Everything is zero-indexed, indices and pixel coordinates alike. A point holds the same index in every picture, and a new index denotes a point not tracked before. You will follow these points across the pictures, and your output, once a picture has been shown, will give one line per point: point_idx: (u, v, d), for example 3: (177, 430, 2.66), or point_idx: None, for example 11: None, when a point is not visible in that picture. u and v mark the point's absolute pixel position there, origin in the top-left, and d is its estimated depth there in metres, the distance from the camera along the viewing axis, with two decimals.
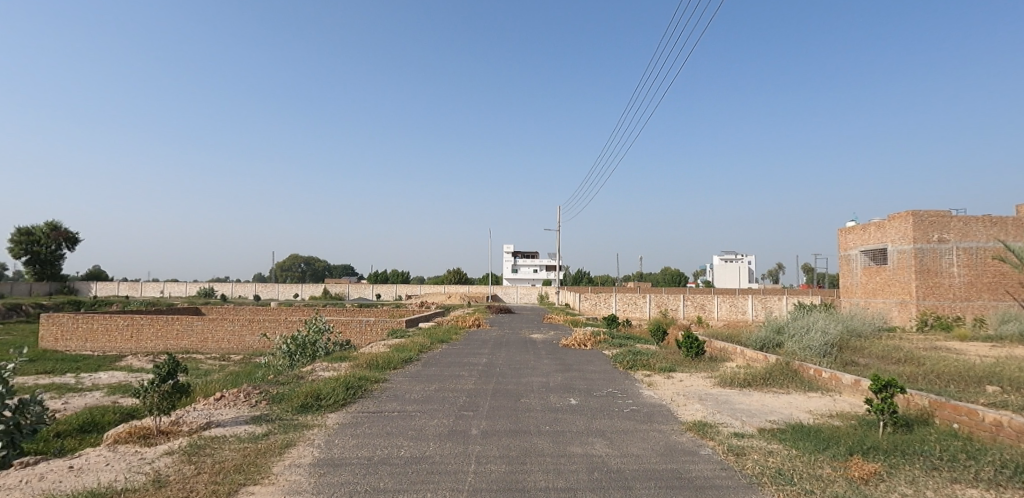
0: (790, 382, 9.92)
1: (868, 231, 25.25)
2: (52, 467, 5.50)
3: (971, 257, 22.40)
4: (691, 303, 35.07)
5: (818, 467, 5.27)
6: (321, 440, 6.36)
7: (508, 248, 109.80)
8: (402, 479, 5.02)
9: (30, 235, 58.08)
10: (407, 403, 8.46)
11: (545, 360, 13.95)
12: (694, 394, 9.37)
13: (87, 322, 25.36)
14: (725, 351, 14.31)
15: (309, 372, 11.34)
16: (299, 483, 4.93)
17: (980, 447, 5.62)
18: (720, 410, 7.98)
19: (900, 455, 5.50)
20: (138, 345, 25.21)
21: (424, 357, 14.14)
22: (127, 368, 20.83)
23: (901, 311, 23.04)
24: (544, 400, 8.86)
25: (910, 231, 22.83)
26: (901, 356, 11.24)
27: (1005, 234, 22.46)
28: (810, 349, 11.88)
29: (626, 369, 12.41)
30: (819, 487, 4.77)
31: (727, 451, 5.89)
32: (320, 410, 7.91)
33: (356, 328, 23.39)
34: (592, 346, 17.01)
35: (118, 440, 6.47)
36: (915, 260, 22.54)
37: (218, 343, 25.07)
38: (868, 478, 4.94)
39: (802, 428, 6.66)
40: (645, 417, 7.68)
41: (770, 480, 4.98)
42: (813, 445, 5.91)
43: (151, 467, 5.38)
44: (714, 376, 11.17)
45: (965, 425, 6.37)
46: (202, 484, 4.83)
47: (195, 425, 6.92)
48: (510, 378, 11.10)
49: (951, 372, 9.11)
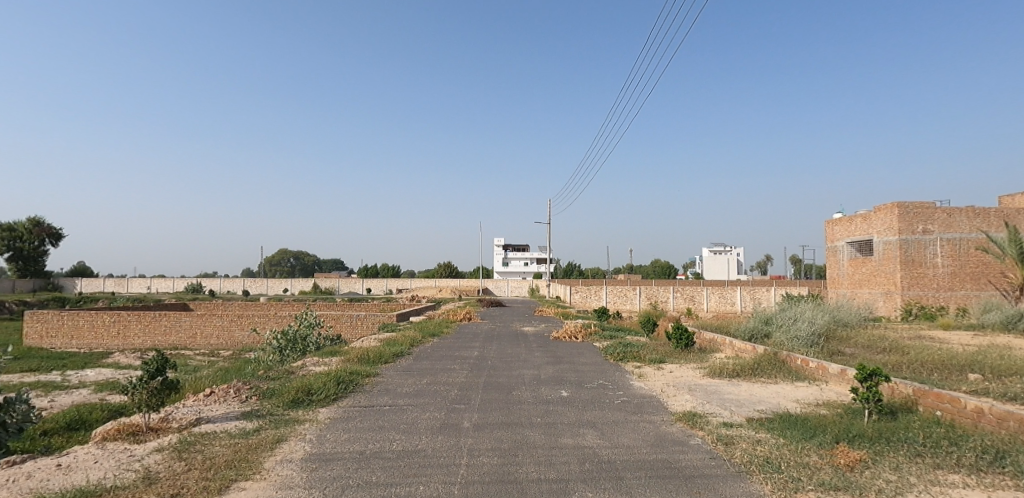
0: (778, 372, 10.02)
1: (855, 223, 25.52)
2: (40, 466, 5.44)
3: (955, 248, 22.69)
4: (681, 295, 35.41)
5: (805, 456, 5.36)
6: (313, 435, 6.37)
7: (501, 241, 110.54)
8: (394, 473, 5.05)
9: (12, 231, 57.04)
10: (398, 398, 8.47)
11: (536, 353, 14.03)
12: (683, 385, 9.46)
13: (73, 319, 25.06)
14: (715, 343, 14.44)
15: (300, 367, 11.26)
16: (290, 478, 4.93)
17: (962, 433, 5.73)
18: (709, 401, 8.07)
19: (884, 443, 5.60)
20: (126, 341, 24.95)
21: (415, 351, 14.14)
22: (115, 365, 20.60)
23: (887, 301, 23.44)
24: (535, 392, 8.91)
25: (895, 223, 23.11)
26: (886, 345, 11.42)
27: (987, 225, 22.80)
28: (798, 339, 12.05)
29: (617, 360, 12.49)
30: (806, 474, 4.84)
31: (716, 441, 5.97)
32: (311, 405, 7.90)
33: (347, 323, 23.33)
34: (583, 339, 17.12)
35: (107, 437, 6.42)
36: (900, 252, 22.82)
37: (207, 339, 24.87)
38: (853, 466, 5.03)
39: (789, 417, 6.74)
40: (636, 408, 7.74)
41: (758, 468, 5.06)
42: (801, 434, 5.99)
43: (141, 464, 5.35)
44: (704, 367, 11.27)
45: (949, 413, 6.46)
46: (193, 481, 4.82)
47: (185, 422, 6.88)
48: (501, 371, 11.12)
49: (934, 361, 9.26)
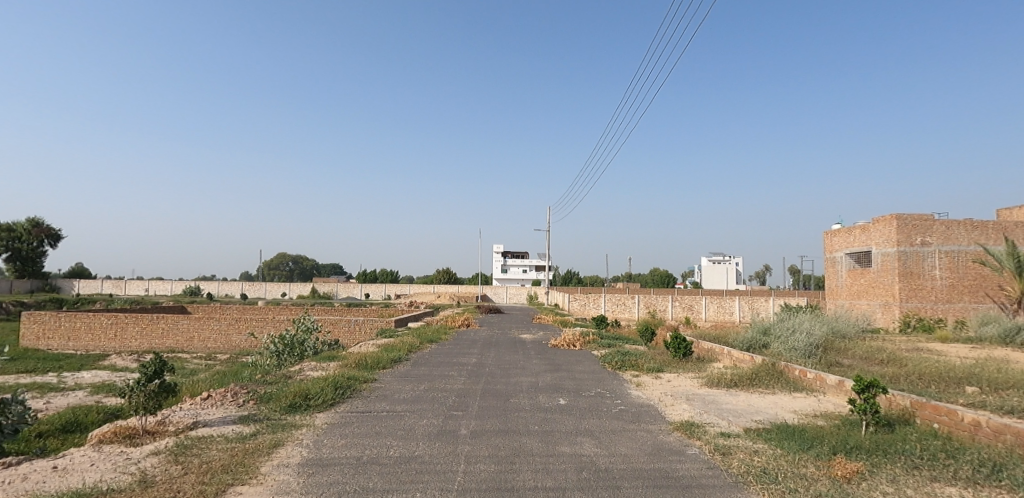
0: (775, 383, 10.03)
1: (853, 234, 25.59)
2: (36, 467, 5.43)
3: (953, 260, 22.75)
4: (680, 304, 35.42)
5: (802, 466, 5.36)
6: (310, 440, 6.35)
7: (500, 248, 110.52)
8: (390, 479, 5.04)
9: (11, 231, 57.08)
10: (396, 404, 8.45)
11: (534, 360, 14.02)
12: (681, 394, 9.47)
13: (69, 320, 25.00)
14: (713, 352, 14.44)
15: (297, 372, 11.27)
16: (288, 483, 4.92)
17: (959, 446, 5.73)
18: (707, 411, 8.08)
19: (881, 455, 5.61)
20: (122, 344, 24.91)
21: (413, 357, 14.12)
22: (111, 367, 20.54)
23: (885, 312, 23.39)
24: (533, 400, 8.92)
25: (894, 234, 23.15)
26: (883, 356, 11.44)
27: (985, 238, 22.88)
28: (796, 350, 12.05)
29: (615, 369, 12.49)
30: (803, 485, 4.85)
31: (713, 451, 5.96)
32: (308, 410, 7.88)
33: (345, 328, 23.32)
34: (581, 346, 17.10)
35: (103, 440, 6.40)
36: (898, 262, 22.86)
37: (204, 342, 24.85)
38: (851, 477, 5.03)
39: (787, 427, 6.76)
40: (633, 417, 7.73)
41: (755, 478, 5.06)
42: (798, 444, 6.00)
43: (137, 466, 5.35)
44: (701, 376, 11.28)
45: (945, 425, 6.47)
46: (190, 484, 4.81)
47: (182, 425, 6.87)
48: (499, 378, 11.12)
49: (932, 373, 9.27)
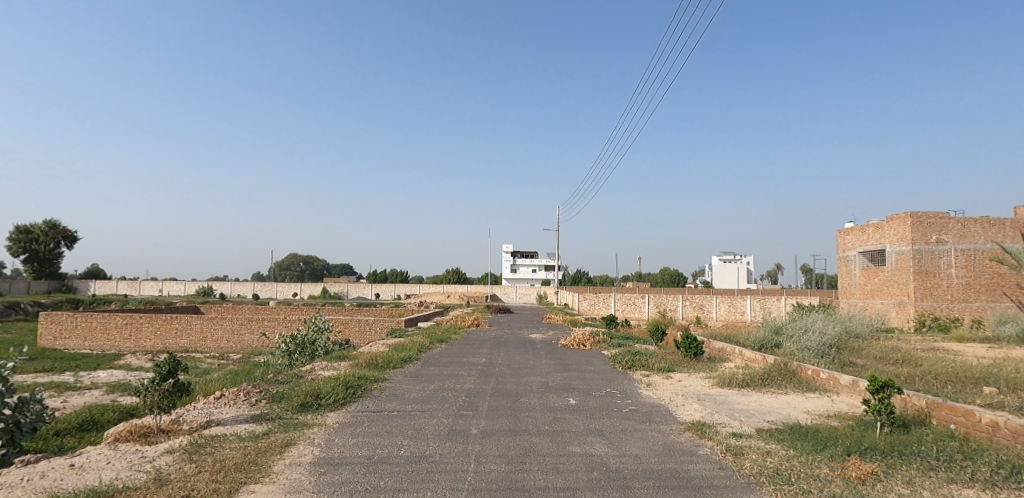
0: (788, 383, 9.94)
1: (867, 233, 25.31)
2: (53, 465, 5.51)
3: (969, 259, 22.45)
4: (691, 303, 35.23)
5: (815, 467, 5.32)
6: (321, 439, 6.39)
7: (509, 248, 110.45)
8: (401, 479, 5.05)
9: (29, 233, 57.99)
10: (406, 403, 8.48)
11: (544, 360, 14.01)
12: (692, 394, 9.41)
13: (86, 320, 25.35)
14: (724, 352, 14.34)
15: (309, 371, 11.35)
16: (300, 482, 4.96)
17: (976, 448, 5.65)
18: (719, 411, 8.03)
19: (896, 456, 5.54)
20: (137, 343, 25.21)
21: (423, 356, 14.16)
22: (126, 366, 20.81)
23: (900, 312, 23.12)
24: (543, 399, 8.91)
25: (908, 232, 22.87)
26: (898, 356, 11.31)
27: (1002, 236, 22.54)
28: (809, 350, 11.93)
29: (626, 369, 12.44)
30: (816, 486, 4.81)
31: (725, 451, 5.93)
32: (320, 409, 7.93)
33: (356, 327, 23.43)
34: (591, 346, 17.07)
35: (118, 438, 6.48)
36: (913, 261, 22.58)
37: (217, 342, 25.10)
38: (865, 478, 4.98)
39: (799, 428, 6.71)
40: (644, 417, 7.69)
41: (768, 479, 5.03)
42: (811, 445, 5.94)
43: (152, 465, 5.41)
44: (713, 377, 11.20)
45: (962, 426, 6.39)
46: (203, 483, 4.86)
47: (195, 424, 6.93)
48: (509, 377, 11.13)
49: (948, 373, 9.15)
